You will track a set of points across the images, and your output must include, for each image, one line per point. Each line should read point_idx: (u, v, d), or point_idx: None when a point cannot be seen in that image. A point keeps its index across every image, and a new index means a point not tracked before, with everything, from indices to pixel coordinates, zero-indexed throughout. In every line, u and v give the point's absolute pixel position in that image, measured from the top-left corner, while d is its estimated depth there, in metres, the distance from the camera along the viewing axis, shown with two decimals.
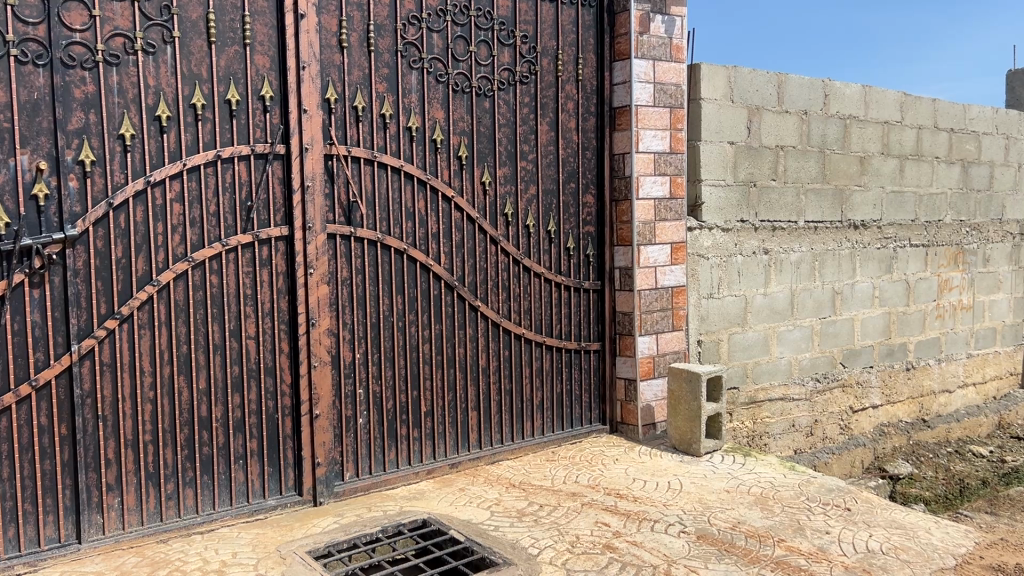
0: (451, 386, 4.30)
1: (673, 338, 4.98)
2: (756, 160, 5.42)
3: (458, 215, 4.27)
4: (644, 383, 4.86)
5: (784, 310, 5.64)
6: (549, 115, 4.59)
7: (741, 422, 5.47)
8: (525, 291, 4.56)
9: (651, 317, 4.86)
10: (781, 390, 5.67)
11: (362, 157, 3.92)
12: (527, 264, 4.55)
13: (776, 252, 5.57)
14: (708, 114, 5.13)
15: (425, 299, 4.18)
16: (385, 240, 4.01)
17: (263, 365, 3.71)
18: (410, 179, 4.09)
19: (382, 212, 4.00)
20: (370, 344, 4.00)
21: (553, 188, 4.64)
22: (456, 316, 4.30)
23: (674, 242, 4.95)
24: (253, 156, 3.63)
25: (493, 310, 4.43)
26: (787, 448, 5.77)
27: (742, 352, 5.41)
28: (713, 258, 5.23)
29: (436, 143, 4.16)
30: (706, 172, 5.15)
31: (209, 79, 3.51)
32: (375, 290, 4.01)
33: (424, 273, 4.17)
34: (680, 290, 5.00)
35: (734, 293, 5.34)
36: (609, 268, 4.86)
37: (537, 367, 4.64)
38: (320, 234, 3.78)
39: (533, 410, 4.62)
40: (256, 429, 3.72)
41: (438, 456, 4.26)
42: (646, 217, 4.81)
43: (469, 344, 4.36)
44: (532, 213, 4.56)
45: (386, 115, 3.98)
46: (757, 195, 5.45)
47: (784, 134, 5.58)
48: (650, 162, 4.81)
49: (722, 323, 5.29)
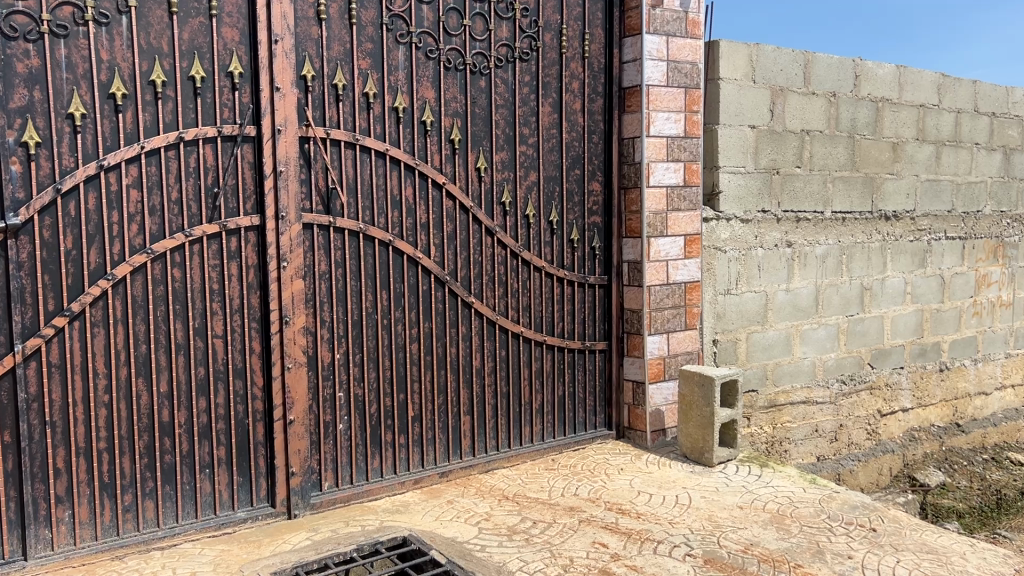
0: (442, 388, 3.98)
1: (686, 338, 4.63)
2: (780, 145, 5.03)
3: (450, 203, 3.94)
4: (653, 386, 4.51)
5: (808, 307, 5.26)
6: (552, 96, 4.24)
7: (760, 427, 5.11)
8: (524, 287, 4.23)
9: (662, 314, 4.50)
10: (803, 393, 5.30)
11: (343, 140, 3.59)
12: (527, 257, 4.21)
13: (801, 244, 5.18)
14: (727, 95, 4.74)
15: (413, 294, 3.86)
16: (369, 230, 3.69)
17: (232, 366, 3.42)
18: (396, 164, 3.76)
19: (365, 200, 3.68)
20: (352, 343, 3.69)
21: (556, 175, 4.29)
22: (448, 313, 3.97)
23: (688, 234, 4.58)
24: (221, 138, 3.32)
25: (488, 307, 4.10)
26: (810, 454, 5.39)
27: (761, 352, 5.04)
28: (731, 251, 4.85)
29: (425, 125, 3.83)
30: (724, 158, 4.77)
31: (170, 53, 3.20)
32: (357, 285, 3.69)
33: (412, 266, 3.84)
34: (694, 286, 4.63)
35: (754, 288, 4.97)
36: (616, 262, 4.51)
37: (537, 369, 4.31)
38: (295, 223, 3.47)
39: (532, 414, 4.29)
40: (224, 435, 3.43)
41: (426, 465, 3.94)
42: (658, 207, 4.44)
43: (462, 344, 4.03)
44: (533, 201, 4.22)
45: (370, 94, 3.65)
46: (780, 184, 5.06)
47: (810, 118, 5.18)
48: (663, 147, 4.44)
49: (740, 321, 4.92)
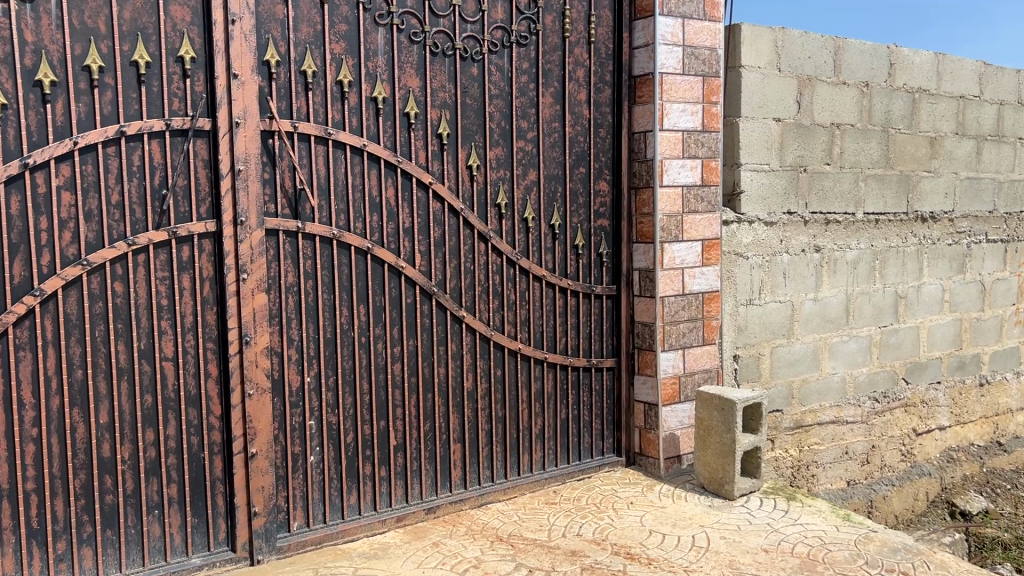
0: (429, 414, 3.55)
1: (704, 354, 4.17)
2: (808, 139, 4.56)
3: (437, 205, 3.50)
4: (667, 408, 4.04)
5: (837, 317, 4.79)
6: (554, 85, 3.79)
7: (785, 450, 4.65)
8: (522, 299, 3.79)
9: (677, 328, 4.04)
10: (832, 413, 4.83)
11: (313, 135, 3.16)
12: (525, 266, 3.77)
13: (830, 249, 4.72)
14: (749, 85, 4.28)
15: (395, 308, 3.42)
16: (343, 236, 3.25)
17: (185, 393, 3.00)
18: (375, 161, 3.32)
19: (340, 203, 3.25)
20: (325, 365, 3.26)
21: (558, 172, 3.85)
22: (435, 329, 3.54)
23: (706, 239, 4.12)
24: (170, 133, 2.89)
25: (481, 321, 3.66)
26: (840, 479, 4.92)
27: (786, 368, 4.58)
28: (753, 257, 4.39)
29: (409, 118, 3.39)
30: (746, 155, 4.31)
31: (109, 34, 2.77)
32: (330, 298, 3.26)
33: (394, 276, 3.40)
34: (713, 296, 4.17)
35: (779, 298, 4.51)
36: (626, 270, 4.06)
37: (537, 389, 3.87)
38: (257, 229, 3.04)
39: (531, 440, 3.86)
40: (176, 471, 3.01)
41: (411, 500, 3.51)
42: (672, 209, 3.98)
43: (451, 364, 3.60)
44: (532, 203, 3.78)
45: (344, 83, 3.21)
46: (808, 182, 4.59)
47: (841, 110, 4.70)
48: (678, 142, 3.97)
49: (763, 335, 4.46)
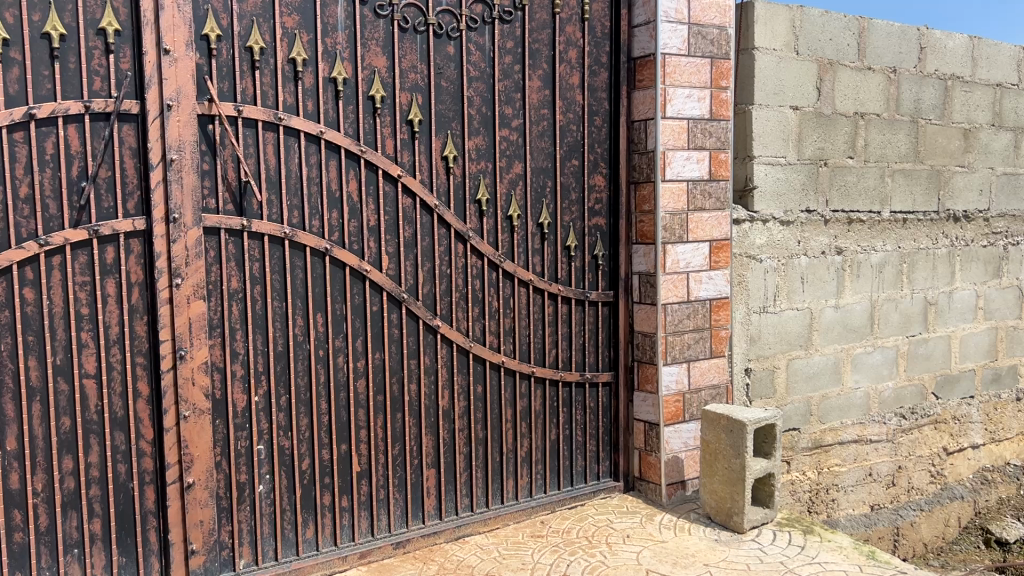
0: (399, 436, 3.15)
1: (712, 368, 3.74)
2: (828, 130, 4.13)
3: (408, 201, 3.10)
4: (670, 428, 3.61)
5: (859, 327, 4.36)
6: (543, 67, 3.39)
7: (802, 472, 4.22)
8: (506, 307, 3.39)
9: (681, 340, 3.62)
10: (855, 431, 4.39)
11: (260, 120, 2.77)
12: (510, 269, 3.37)
13: (852, 252, 4.28)
14: (763, 69, 3.86)
15: (359, 317, 3.02)
16: (297, 236, 2.86)
17: (110, 415, 2.62)
18: (335, 151, 2.93)
19: (292, 197, 2.86)
20: (275, 382, 2.88)
21: (547, 165, 3.44)
22: (406, 340, 3.14)
23: (714, 240, 3.69)
24: (89, 116, 2.51)
25: (459, 332, 3.26)
26: (863, 504, 4.47)
27: (804, 383, 4.15)
28: (768, 259, 3.97)
29: (374, 102, 2.99)
30: (760, 146, 3.89)
31: (15, 2, 2.40)
32: (282, 306, 2.87)
33: (357, 281, 3.01)
34: (721, 304, 3.75)
35: (796, 305, 4.08)
36: (624, 274, 3.64)
37: (523, 408, 3.46)
38: (194, 227, 2.66)
39: (516, 464, 3.45)
40: (99, 504, 2.63)
41: (377, 534, 3.11)
42: (676, 206, 3.56)
43: (424, 380, 3.19)
44: (517, 199, 3.37)
45: (297, 61, 2.82)
46: (829, 178, 4.16)
47: (865, 99, 4.27)
48: (682, 131, 3.56)
49: (779, 346, 4.03)
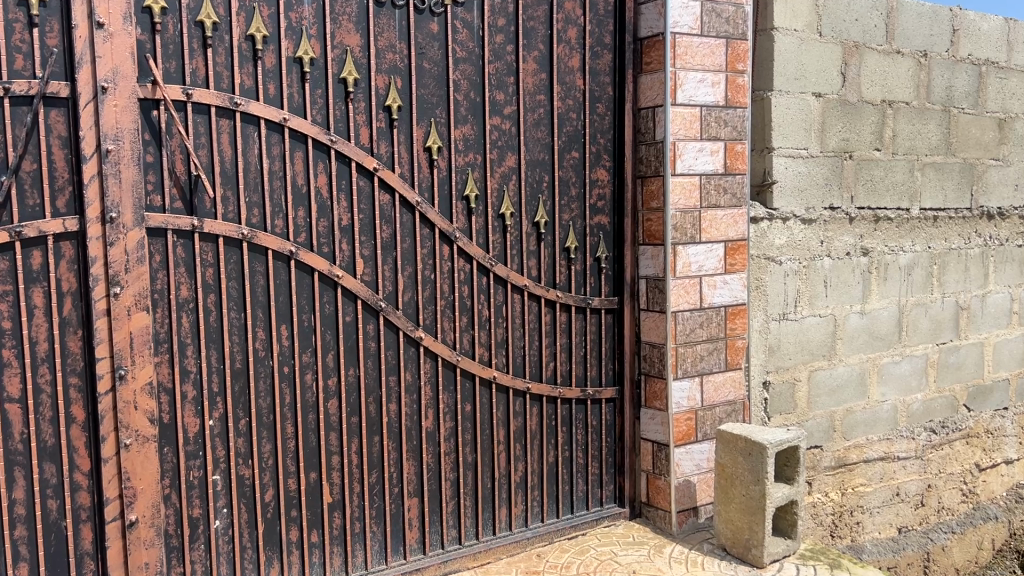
0: (376, 462, 2.81)
1: (727, 383, 3.39)
2: (854, 120, 3.77)
3: (386, 197, 2.75)
4: (681, 449, 3.26)
5: (886, 334, 4.00)
6: (539, 48, 3.03)
7: (825, 494, 3.86)
8: (498, 316, 3.04)
9: (692, 352, 3.26)
10: (881, 447, 4.03)
11: (213, 105, 2.42)
12: (502, 274, 3.01)
13: (879, 252, 3.92)
14: (784, 52, 3.50)
15: (330, 329, 2.68)
16: (257, 237, 2.52)
17: (38, 444, 2.27)
18: (301, 141, 2.58)
19: (251, 193, 2.51)
20: (233, 404, 2.53)
21: (544, 157, 3.09)
22: (385, 354, 2.79)
23: (729, 241, 3.33)
24: (10, 99, 2.16)
25: (445, 345, 2.91)
26: (890, 527, 4.11)
27: (827, 396, 3.79)
28: (788, 262, 3.61)
29: (346, 85, 2.64)
30: (780, 137, 3.53)
31: None
32: (241, 317, 2.53)
33: (327, 288, 2.66)
34: (738, 311, 3.39)
35: (819, 311, 3.72)
36: (630, 279, 3.28)
37: (517, 428, 3.11)
38: (135, 227, 2.32)
39: (510, 490, 3.10)
40: (27, 547, 2.29)
41: (351, 572, 2.76)
42: (687, 203, 3.20)
43: (406, 399, 2.84)
44: (510, 196, 3.02)
45: (257, 38, 2.47)
46: (854, 171, 3.80)
47: (894, 85, 3.90)
48: (694, 119, 3.20)
49: (799, 357, 3.68)
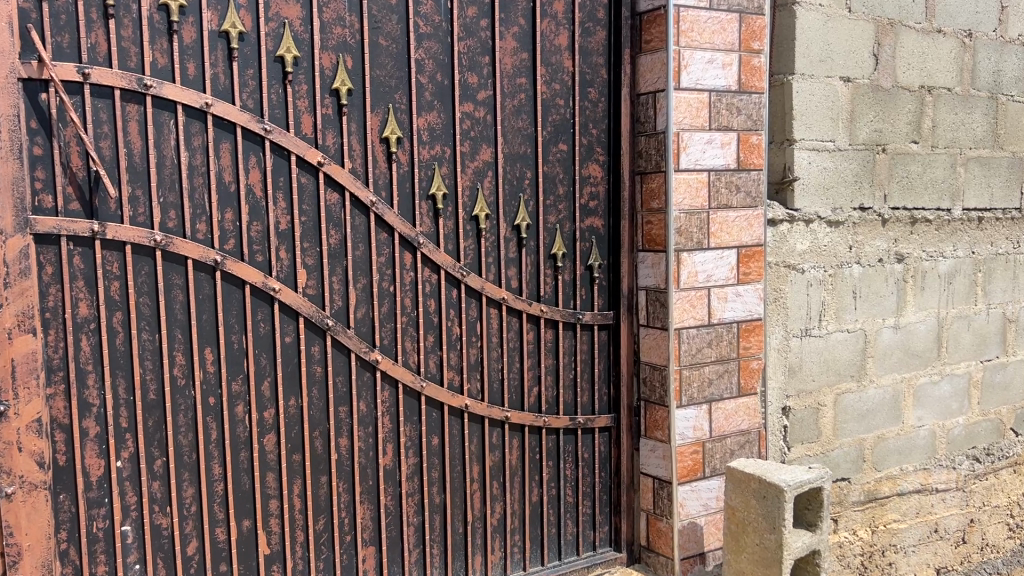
0: (324, 506, 2.40)
1: (739, 410, 2.95)
2: (888, 108, 3.31)
3: (334, 197, 2.34)
4: (686, 487, 2.82)
5: (924, 351, 3.53)
6: (519, 23, 2.60)
7: (853, 533, 3.40)
8: (471, 334, 2.62)
9: (699, 375, 2.83)
10: (917, 479, 3.57)
11: (117, 87, 2.03)
12: (475, 286, 2.60)
13: (916, 259, 3.46)
14: (807, 30, 3.05)
15: (266, 353, 2.28)
16: (173, 244, 2.12)
17: None
18: (229, 130, 2.18)
19: (167, 193, 2.12)
20: (146, 441, 2.14)
21: (526, 150, 2.66)
22: (333, 381, 2.38)
23: (743, 247, 2.89)
24: None
25: (407, 369, 2.50)
26: (926, 568, 3.65)
27: (856, 423, 3.34)
28: (812, 270, 3.16)
29: (284, 65, 2.23)
30: (802, 127, 3.08)
31: None
32: (155, 339, 2.13)
33: (262, 304, 2.26)
34: (753, 328, 2.95)
35: (846, 326, 3.27)
36: (627, 290, 2.86)
37: (494, 464, 2.69)
38: (16, 234, 1.93)
39: (486, 535, 2.69)
40: None
41: None
42: (693, 204, 2.77)
43: (360, 432, 2.44)
44: (485, 195, 2.60)
45: (171, 7, 2.07)
46: (887, 167, 3.34)
47: (934, 69, 3.43)
48: (702, 106, 2.76)
49: (824, 378, 3.23)
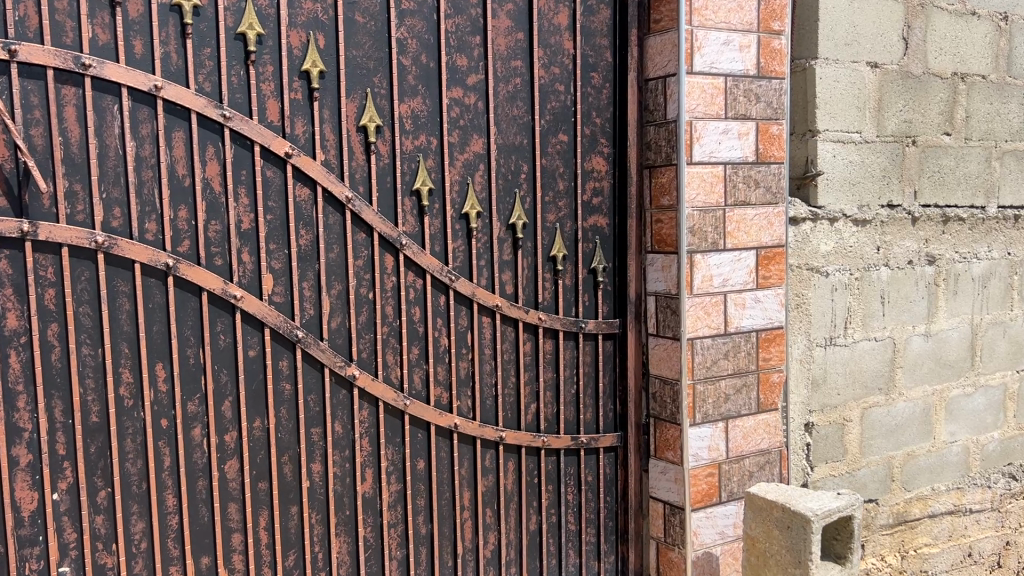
0: (295, 539, 2.14)
1: (759, 427, 2.68)
2: (918, 96, 3.03)
3: (305, 192, 2.08)
4: (700, 514, 2.55)
5: (957, 361, 3.25)
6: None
7: (881, 559, 3.13)
8: (461, 345, 2.35)
9: (714, 390, 2.56)
10: (950, 499, 3.29)
11: (51, 67, 1.77)
12: (466, 291, 2.33)
13: (949, 261, 3.18)
14: (831, 10, 2.78)
15: (227, 368, 2.02)
16: (118, 246, 1.87)
17: None
18: (183, 117, 1.92)
19: (111, 188, 1.87)
20: (87, 471, 1.88)
21: (522, 141, 2.40)
22: (305, 399, 2.12)
23: (763, 248, 2.62)
24: None
25: (389, 385, 2.23)
26: None
27: (884, 439, 3.07)
28: (836, 273, 2.88)
29: (246, 43, 1.97)
30: (826, 117, 2.81)
31: None
32: (97, 354, 1.88)
33: (222, 313, 2.00)
34: (773, 337, 2.68)
35: (874, 335, 2.99)
36: (635, 296, 2.59)
37: (488, 489, 2.43)
38: None
39: (478, 568, 2.42)
40: None
41: None
42: (708, 200, 2.50)
43: (335, 456, 2.18)
44: (476, 191, 2.34)
45: None
46: (918, 161, 3.06)
47: (968, 54, 3.15)
48: (717, 93, 2.49)
49: (850, 391, 2.96)
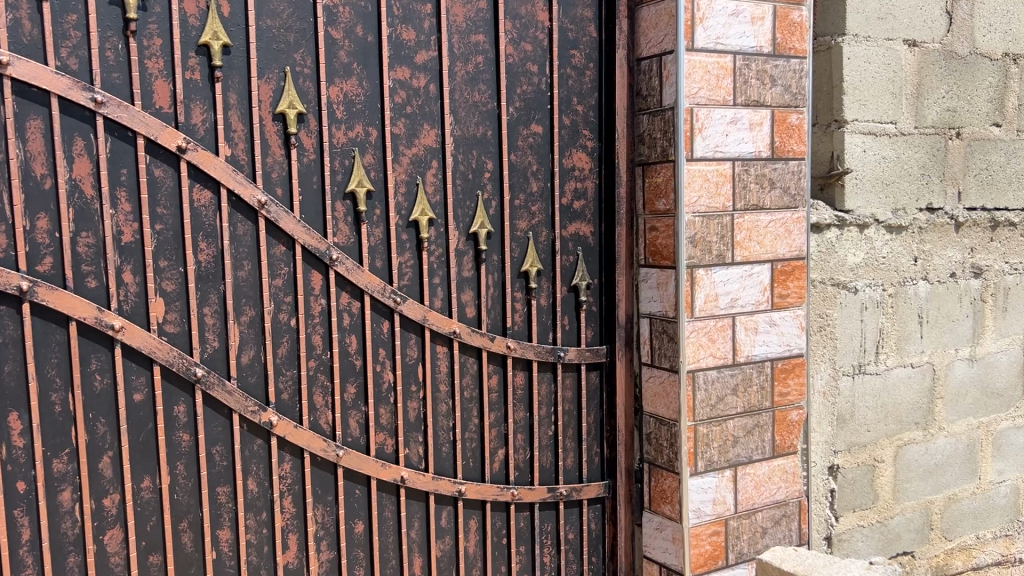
0: None
1: (774, 474, 2.24)
2: (963, 81, 2.58)
3: (205, 196, 1.68)
4: None
5: (1007, 389, 2.80)
6: None
7: None
8: (410, 381, 1.94)
9: (719, 432, 2.13)
10: (997, 548, 2.85)
11: None
12: (415, 315, 1.92)
13: (999, 273, 2.73)
14: None
15: (104, 416, 1.62)
16: None
17: None
18: (40, 101, 1.52)
19: None
20: None
21: (485, 133, 1.98)
22: (208, 453, 1.72)
23: (779, 262, 2.19)
24: None
25: (317, 432, 1.83)
26: None
27: (922, 482, 2.62)
28: (867, 288, 2.44)
29: (125, 9, 1.57)
30: (855, 105, 2.37)
31: None
32: None
33: (96, 349, 1.60)
34: (791, 367, 2.24)
35: (911, 361, 2.55)
36: (625, 318, 2.17)
37: (445, 552, 2.02)
38: None
39: None
40: None
41: None
42: (713, 204, 2.07)
43: (249, 520, 1.77)
44: (428, 194, 1.92)
45: None
46: (962, 157, 2.61)
47: (1020, 31, 2.70)
48: (724, 75, 2.05)
49: (882, 427, 2.52)
